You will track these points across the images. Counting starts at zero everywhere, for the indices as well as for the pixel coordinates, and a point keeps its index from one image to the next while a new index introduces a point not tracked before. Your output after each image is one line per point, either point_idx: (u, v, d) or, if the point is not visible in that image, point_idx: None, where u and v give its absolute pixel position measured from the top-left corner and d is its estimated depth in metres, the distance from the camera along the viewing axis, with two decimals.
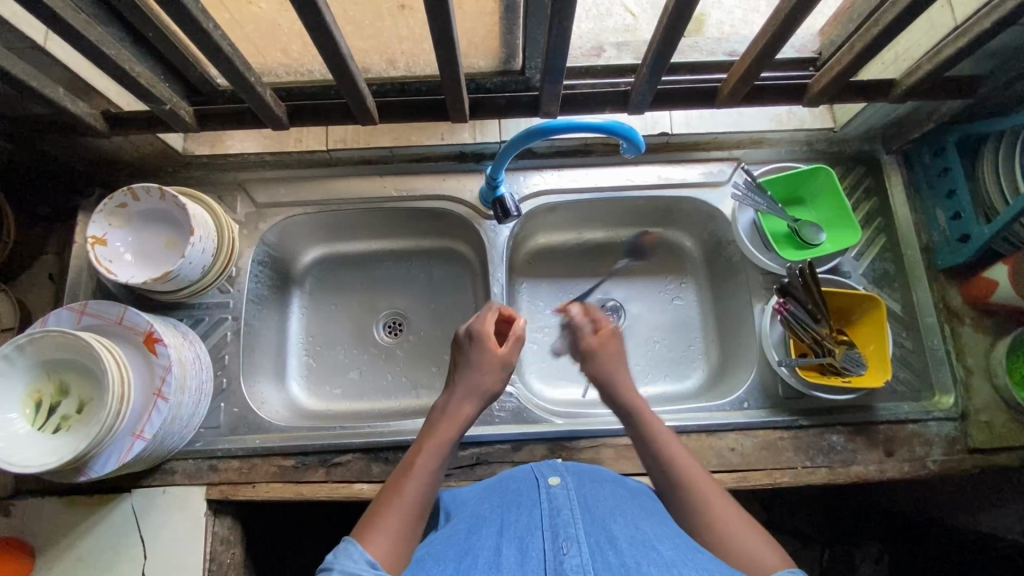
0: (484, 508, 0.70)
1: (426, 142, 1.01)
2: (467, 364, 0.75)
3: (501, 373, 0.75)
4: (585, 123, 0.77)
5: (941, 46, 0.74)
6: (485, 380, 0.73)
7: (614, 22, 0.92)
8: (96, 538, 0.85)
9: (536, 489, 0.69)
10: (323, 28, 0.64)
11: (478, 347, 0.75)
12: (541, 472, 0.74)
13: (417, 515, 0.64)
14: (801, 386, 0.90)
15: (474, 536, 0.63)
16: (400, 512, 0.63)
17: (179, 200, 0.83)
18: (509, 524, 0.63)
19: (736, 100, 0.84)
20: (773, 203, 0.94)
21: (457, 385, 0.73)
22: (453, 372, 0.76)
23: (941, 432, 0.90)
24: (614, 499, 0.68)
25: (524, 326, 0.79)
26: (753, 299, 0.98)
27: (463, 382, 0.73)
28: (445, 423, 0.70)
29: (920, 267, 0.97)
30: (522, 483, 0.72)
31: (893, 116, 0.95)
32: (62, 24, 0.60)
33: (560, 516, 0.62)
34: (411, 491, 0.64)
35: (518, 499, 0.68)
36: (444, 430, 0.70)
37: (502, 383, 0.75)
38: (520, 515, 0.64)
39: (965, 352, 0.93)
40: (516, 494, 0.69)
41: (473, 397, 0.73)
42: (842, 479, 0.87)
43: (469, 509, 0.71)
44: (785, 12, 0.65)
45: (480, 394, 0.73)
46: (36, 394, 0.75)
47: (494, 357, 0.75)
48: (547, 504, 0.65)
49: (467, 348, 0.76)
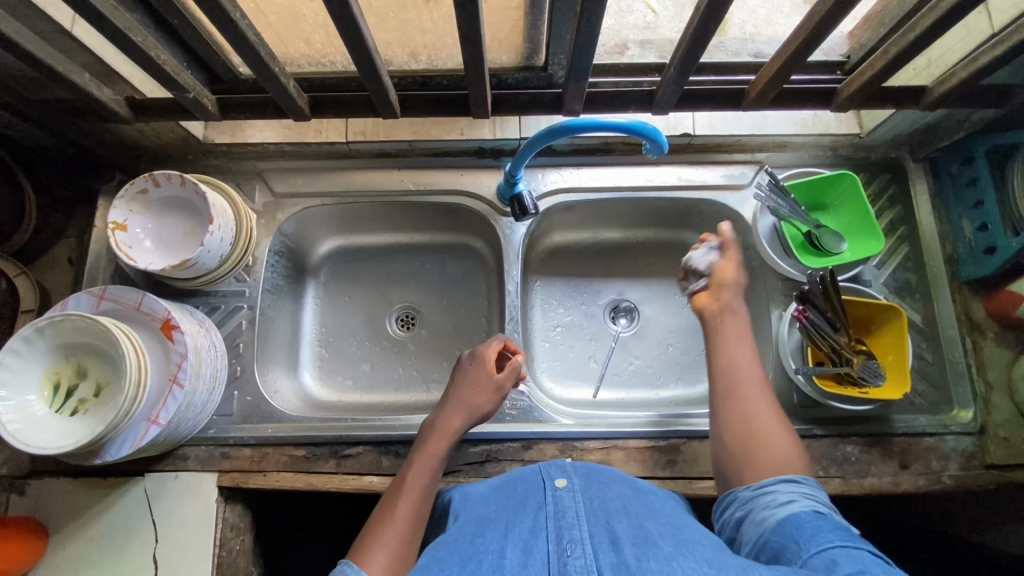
0: (489, 508, 0.70)
1: (446, 137, 1.00)
2: (462, 383, 0.84)
3: (492, 393, 0.83)
4: (609, 121, 0.76)
5: (979, 53, 0.72)
6: (478, 397, 0.83)
7: (634, 19, 0.89)
8: (109, 519, 0.87)
9: (541, 492, 0.69)
10: (350, 20, 0.64)
11: (471, 372, 0.85)
12: (548, 472, 0.74)
13: (413, 530, 0.69)
14: (818, 395, 0.89)
15: (478, 536, 0.63)
16: (395, 529, 0.67)
17: (200, 187, 0.83)
18: (512, 524, 0.63)
19: (763, 103, 0.82)
20: (796, 207, 0.92)
21: (453, 403, 0.82)
22: (448, 391, 0.85)
23: (958, 447, 0.89)
24: (621, 502, 0.68)
25: (522, 361, 0.87)
26: (771, 305, 0.97)
27: (455, 399, 0.82)
28: (437, 439, 0.78)
29: (943, 278, 0.95)
30: (530, 485, 0.71)
31: (922, 123, 0.93)
32: (90, 10, 0.60)
33: (565, 519, 0.63)
34: (405, 507, 0.70)
35: (524, 503, 0.68)
36: (436, 447, 0.77)
37: (492, 404, 0.84)
38: (524, 518, 0.64)
39: (987, 366, 0.92)
40: (520, 495, 0.70)
41: (463, 412, 0.81)
42: (855, 491, 0.86)
43: (473, 510, 0.71)
44: (821, 14, 0.64)
45: (473, 413, 0.82)
46: (54, 377, 0.76)
47: (486, 379, 0.84)
48: (553, 506, 0.65)
49: (465, 369, 0.86)
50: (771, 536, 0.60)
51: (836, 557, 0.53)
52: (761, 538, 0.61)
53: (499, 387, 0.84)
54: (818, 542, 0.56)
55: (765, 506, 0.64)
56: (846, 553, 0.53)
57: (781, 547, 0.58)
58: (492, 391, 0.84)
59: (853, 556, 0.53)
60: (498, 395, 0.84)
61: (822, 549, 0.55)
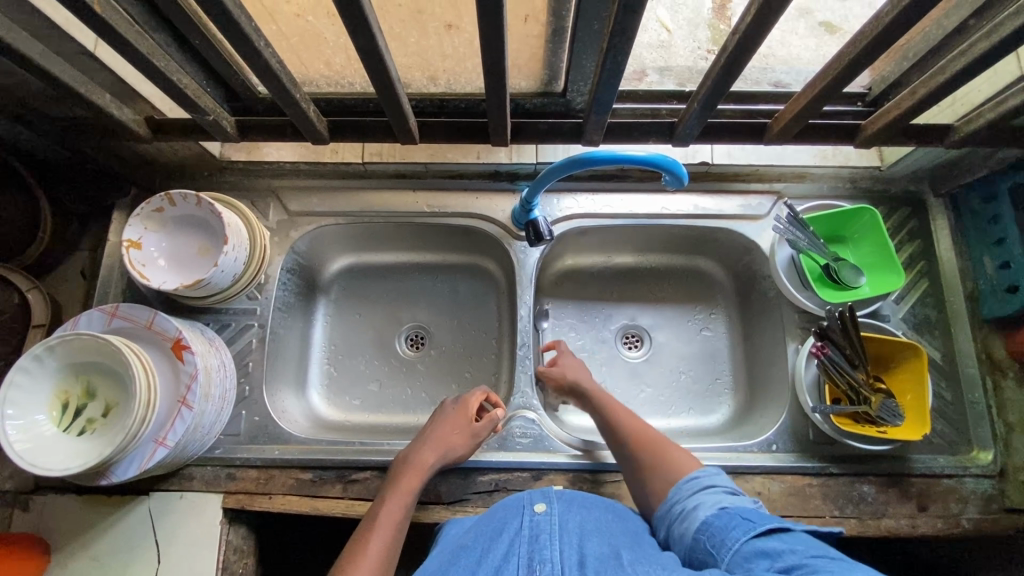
0: (468, 537, 0.69)
1: (462, 161, 1.00)
2: (437, 422, 0.86)
3: (467, 437, 0.85)
4: (630, 154, 0.75)
5: (1006, 95, 0.71)
6: (454, 438, 0.84)
7: (649, 37, 0.92)
8: (111, 538, 0.86)
9: (519, 517, 0.69)
10: (375, 51, 0.64)
11: (444, 417, 0.87)
12: (529, 497, 0.73)
13: (386, 561, 0.71)
14: (834, 433, 0.87)
15: (453, 564, 0.63)
16: (367, 561, 0.70)
17: (216, 208, 0.83)
18: (486, 550, 0.64)
19: (785, 138, 0.81)
20: (815, 239, 0.91)
21: (434, 442, 0.83)
22: (425, 429, 0.87)
23: (978, 489, 0.87)
24: (600, 524, 0.69)
25: (502, 415, 0.89)
26: (787, 337, 0.96)
27: (429, 440, 0.83)
28: (410, 475, 0.80)
29: (962, 315, 0.94)
30: (510, 510, 0.72)
31: (942, 159, 0.92)
32: (117, 39, 0.60)
33: (539, 541, 0.64)
34: (376, 543, 0.72)
35: (502, 528, 0.68)
36: (409, 481, 0.79)
37: (466, 447, 0.84)
38: (499, 544, 0.65)
39: (1007, 408, 0.90)
40: (499, 522, 0.70)
41: (435, 452, 0.82)
42: (871, 532, 0.84)
43: (455, 538, 0.71)
44: (850, 55, 0.63)
45: (444, 455, 0.83)
46: (63, 395, 0.75)
47: (462, 422, 0.86)
48: (527, 531, 0.66)
49: (441, 414, 0.88)
50: (693, 553, 0.65)
51: (749, 553, 0.60)
52: (688, 557, 0.66)
53: (473, 433, 0.85)
54: (729, 543, 0.62)
55: (680, 520, 0.69)
56: (753, 548, 0.60)
57: (706, 557, 0.64)
58: (471, 435, 0.85)
59: (759, 547, 0.59)
60: (472, 438, 0.85)
61: (734, 549, 0.61)
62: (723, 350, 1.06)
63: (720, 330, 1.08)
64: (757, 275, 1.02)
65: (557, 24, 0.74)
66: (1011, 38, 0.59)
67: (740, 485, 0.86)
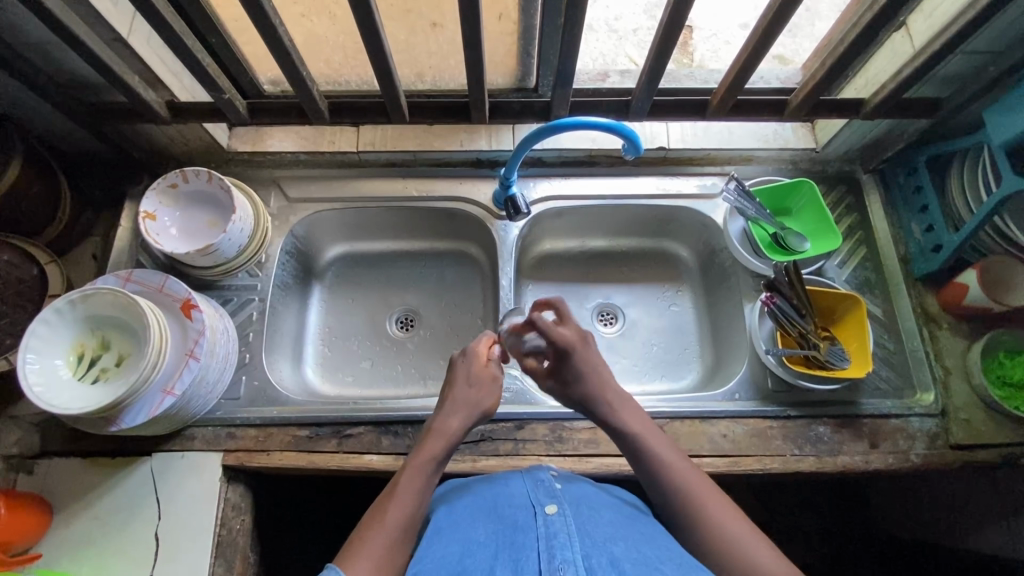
0: (479, 531, 0.69)
1: (447, 148, 1.12)
2: (458, 379, 0.83)
3: (492, 384, 0.82)
4: (593, 122, 0.86)
5: (903, 67, 0.84)
6: (481, 393, 0.81)
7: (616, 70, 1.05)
8: (116, 495, 0.90)
9: (531, 514, 0.69)
10: (372, 27, 0.74)
11: (470, 370, 0.83)
12: (538, 498, 0.74)
13: (408, 526, 0.68)
14: (788, 376, 0.95)
15: (469, 558, 0.63)
16: (386, 531, 0.66)
17: (225, 183, 0.93)
18: (503, 546, 0.64)
19: (724, 113, 0.94)
20: (761, 209, 1.03)
21: (458, 402, 0.80)
22: (447, 391, 0.83)
23: (923, 427, 0.95)
24: (612, 526, 0.69)
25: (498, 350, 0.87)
26: (743, 299, 1.05)
27: (455, 398, 0.80)
28: (434, 439, 0.76)
29: (898, 276, 1.04)
30: (519, 507, 0.72)
31: (868, 137, 1.05)
32: (153, 14, 0.71)
33: (557, 539, 0.63)
34: (395, 509, 0.68)
35: (517, 523, 0.68)
36: (433, 446, 0.75)
37: (492, 396, 0.82)
38: (517, 537, 0.65)
39: (943, 354, 0.99)
40: (509, 517, 0.70)
41: (463, 412, 0.79)
42: (829, 468, 0.91)
43: (463, 524, 0.72)
44: (763, 29, 0.76)
45: (472, 411, 0.80)
46: (80, 347, 0.82)
47: (483, 371, 0.83)
48: (544, 529, 0.65)
49: (460, 364, 0.84)
50: None
51: None
52: None
53: (495, 375, 0.83)
54: None
55: None
56: None
57: None
58: (496, 387, 0.82)
59: None
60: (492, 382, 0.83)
61: None
62: (690, 322, 1.15)
63: (687, 304, 1.17)
64: (714, 250, 1.13)
65: (527, 21, 0.89)
66: (889, 8, 0.72)
67: (706, 428, 0.94)
